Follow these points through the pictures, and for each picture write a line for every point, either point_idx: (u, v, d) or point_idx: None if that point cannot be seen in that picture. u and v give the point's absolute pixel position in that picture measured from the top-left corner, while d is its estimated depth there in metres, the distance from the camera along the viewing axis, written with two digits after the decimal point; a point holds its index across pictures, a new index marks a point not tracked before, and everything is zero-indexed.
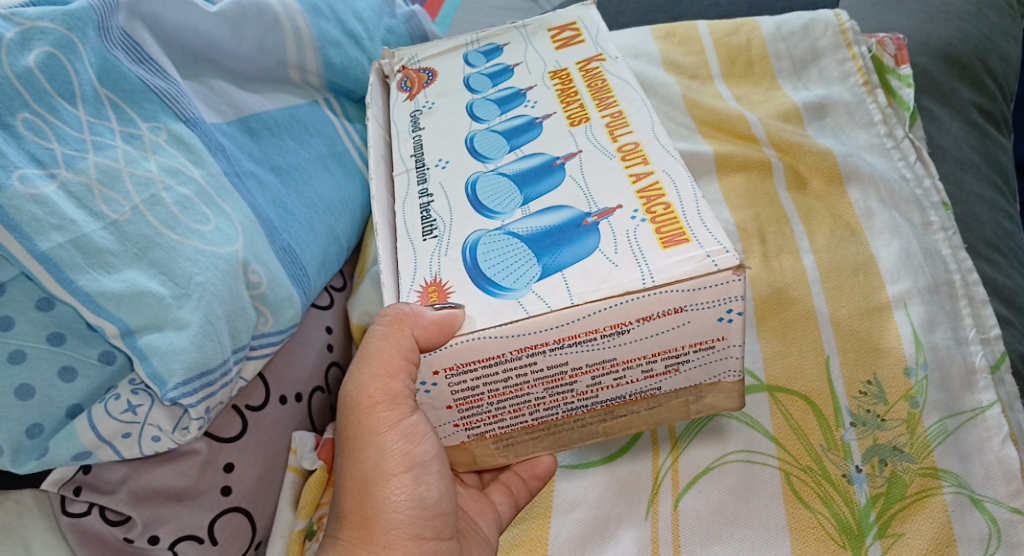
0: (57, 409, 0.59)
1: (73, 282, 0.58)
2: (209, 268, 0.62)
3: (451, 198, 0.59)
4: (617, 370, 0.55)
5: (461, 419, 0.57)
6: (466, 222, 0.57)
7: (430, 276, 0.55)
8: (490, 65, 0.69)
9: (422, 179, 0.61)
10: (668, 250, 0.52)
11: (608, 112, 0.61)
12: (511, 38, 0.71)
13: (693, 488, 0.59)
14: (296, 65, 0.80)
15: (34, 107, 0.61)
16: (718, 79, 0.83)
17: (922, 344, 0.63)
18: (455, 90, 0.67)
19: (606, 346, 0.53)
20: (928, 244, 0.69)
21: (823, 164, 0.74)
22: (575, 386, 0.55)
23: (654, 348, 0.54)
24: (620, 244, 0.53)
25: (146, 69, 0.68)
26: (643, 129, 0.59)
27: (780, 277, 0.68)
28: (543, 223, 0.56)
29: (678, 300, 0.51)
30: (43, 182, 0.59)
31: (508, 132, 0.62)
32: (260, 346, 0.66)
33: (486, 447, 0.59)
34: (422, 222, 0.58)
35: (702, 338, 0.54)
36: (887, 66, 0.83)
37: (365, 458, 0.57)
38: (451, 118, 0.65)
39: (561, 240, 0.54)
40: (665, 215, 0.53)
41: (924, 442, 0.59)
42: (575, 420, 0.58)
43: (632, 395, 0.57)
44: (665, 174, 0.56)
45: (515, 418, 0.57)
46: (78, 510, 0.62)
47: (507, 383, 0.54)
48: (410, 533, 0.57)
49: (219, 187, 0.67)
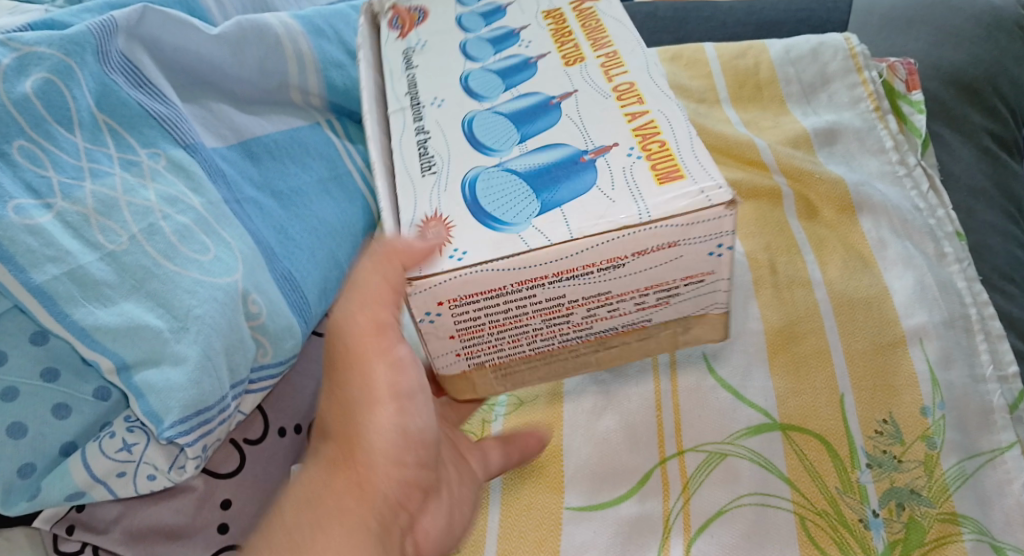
0: (50, 448, 0.57)
1: (68, 315, 0.57)
2: (208, 300, 0.60)
3: (449, 136, 0.57)
4: (612, 301, 0.55)
5: (464, 348, 0.56)
6: (465, 156, 0.56)
7: (431, 211, 0.53)
8: (492, 27, 0.66)
9: (417, 118, 0.60)
10: (665, 185, 0.51)
11: (594, 30, 0.63)
12: (513, 1, 0.68)
13: (704, 532, 0.57)
14: (297, 87, 0.78)
15: (30, 134, 0.60)
16: (726, 102, 0.81)
17: (938, 383, 0.61)
18: (448, 29, 0.67)
19: (604, 280, 0.53)
20: (942, 277, 0.67)
21: (836, 193, 0.73)
22: (572, 318, 0.56)
23: (649, 282, 0.54)
24: (615, 125, 0.56)
25: (145, 93, 0.67)
26: (637, 70, 0.59)
27: (792, 309, 0.66)
28: (537, 125, 0.57)
29: (673, 235, 0.51)
30: (38, 212, 0.58)
31: (501, 70, 0.61)
32: (258, 380, 0.65)
33: (487, 376, 0.59)
34: (420, 158, 0.56)
35: (694, 272, 0.54)
36: (899, 91, 0.81)
37: (348, 385, 0.56)
38: (444, 58, 0.64)
39: (556, 143, 0.55)
40: (660, 148, 0.53)
41: (942, 486, 0.58)
42: (570, 350, 0.59)
43: (627, 325, 0.58)
44: (656, 76, 0.59)
45: (516, 348, 0.57)
46: (71, 548, 0.60)
47: (508, 315, 0.54)
48: (392, 477, 0.55)
49: (219, 215, 0.65)
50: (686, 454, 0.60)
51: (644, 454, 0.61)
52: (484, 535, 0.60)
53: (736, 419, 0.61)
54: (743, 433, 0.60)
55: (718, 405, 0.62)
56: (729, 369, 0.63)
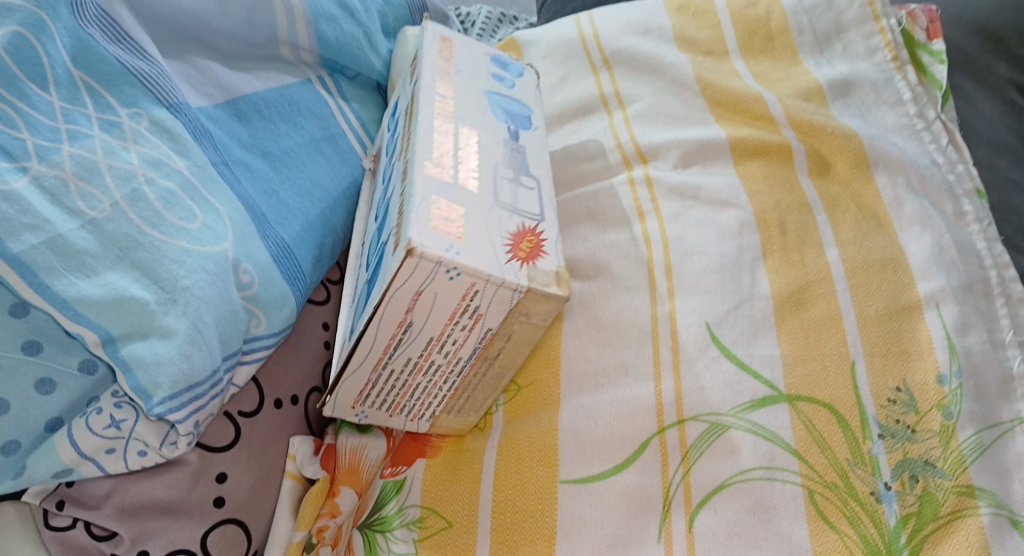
0: (36, 424, 0.56)
1: (49, 287, 0.54)
2: (197, 270, 0.58)
3: (368, 258, 0.63)
4: (447, 338, 0.57)
5: (402, 414, 0.63)
6: (368, 277, 0.61)
7: (343, 337, 0.61)
8: (394, 120, 0.71)
9: (363, 246, 0.66)
10: (393, 255, 0.53)
11: (414, 93, 0.64)
12: (401, 87, 0.72)
13: (707, 507, 0.55)
14: (287, 41, 0.75)
15: (2, 94, 0.56)
16: (734, 54, 0.77)
17: (955, 349, 0.58)
18: (386, 147, 0.70)
19: (416, 335, 0.56)
20: (962, 238, 0.64)
21: (849, 148, 0.68)
22: (437, 361, 0.59)
23: (445, 314, 0.55)
24: (401, 187, 0.58)
25: (125, 49, 0.63)
26: (426, 104, 0.62)
27: (801, 273, 0.62)
28: (390, 169, 0.66)
29: (409, 289, 0.53)
30: (14, 176, 0.55)
31: (388, 135, 0.71)
32: (252, 351, 0.63)
33: (447, 417, 0.63)
34: (355, 287, 0.64)
35: (460, 290, 0.53)
36: (919, 40, 0.77)
37: (274, 429, 0.66)
38: (380, 181, 0.69)
39: (381, 241, 0.60)
40: (401, 218, 0.55)
41: (958, 457, 0.55)
42: (475, 372, 0.60)
43: (482, 342, 0.58)
44: (432, 128, 0.60)
45: (439, 394, 0.61)
46: (62, 523, 0.59)
47: (394, 384, 0.60)
48: (285, 528, 0.65)
49: (206, 179, 0.62)
50: (686, 423, 0.58)
51: (643, 425, 0.58)
52: (477, 510, 0.60)
53: (739, 393, 0.58)
54: (746, 406, 0.57)
55: (717, 382, 0.58)
56: (732, 337, 0.60)
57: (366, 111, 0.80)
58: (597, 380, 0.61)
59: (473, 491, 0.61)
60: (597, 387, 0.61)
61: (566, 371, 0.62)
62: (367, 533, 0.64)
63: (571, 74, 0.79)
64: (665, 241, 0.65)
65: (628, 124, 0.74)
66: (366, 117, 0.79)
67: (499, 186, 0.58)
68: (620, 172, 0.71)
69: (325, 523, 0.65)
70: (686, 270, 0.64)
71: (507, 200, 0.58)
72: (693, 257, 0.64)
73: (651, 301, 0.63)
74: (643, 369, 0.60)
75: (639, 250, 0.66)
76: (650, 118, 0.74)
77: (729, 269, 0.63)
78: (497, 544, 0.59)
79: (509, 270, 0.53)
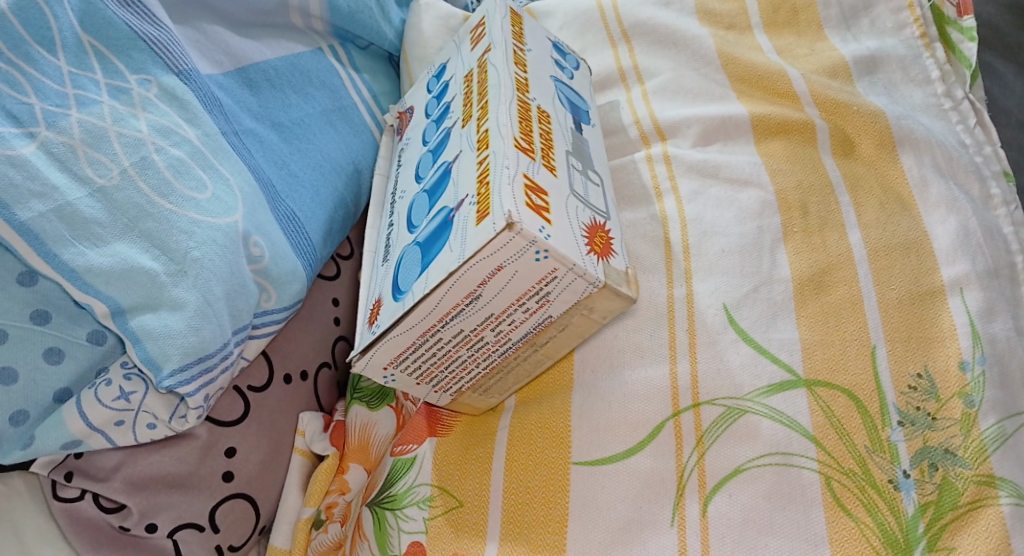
0: (44, 395, 0.55)
1: (58, 256, 0.54)
2: (207, 242, 0.57)
3: (403, 222, 0.61)
4: (505, 318, 0.55)
5: (433, 387, 0.61)
6: (404, 240, 0.59)
7: (376, 298, 0.58)
8: (439, 86, 0.69)
9: (389, 215, 0.64)
10: (479, 225, 0.51)
11: (484, 59, 0.63)
12: (449, 54, 0.71)
13: (721, 491, 0.54)
14: (298, 8, 0.73)
15: (9, 57, 0.55)
16: (758, 28, 0.75)
17: (979, 336, 0.57)
18: (422, 121, 0.69)
19: (476, 310, 0.54)
20: (988, 221, 0.62)
21: (875, 127, 0.66)
22: (486, 338, 0.57)
23: (513, 295, 0.53)
24: (476, 152, 0.56)
25: (133, 13, 0.61)
26: (502, 73, 0.60)
27: (822, 255, 0.61)
28: (438, 132, 0.64)
29: (493, 262, 0.50)
30: (21, 142, 0.54)
31: (431, 97, 0.69)
32: (262, 325, 0.62)
33: (470, 396, 0.62)
34: (383, 249, 0.61)
35: (540, 274, 0.52)
36: (948, 16, 0.73)
37: (285, 404, 0.65)
38: (414, 149, 0.67)
39: (437, 205, 0.57)
40: (486, 185, 0.52)
41: (979, 446, 0.54)
42: (516, 355, 0.59)
43: (536, 327, 0.57)
44: (513, 100, 0.57)
45: (472, 372, 0.59)
46: (70, 495, 0.58)
47: (436, 353, 0.57)
48: (277, 498, 0.65)
49: (216, 148, 0.61)
50: (702, 406, 0.57)
51: (658, 407, 0.57)
52: (488, 490, 0.60)
53: (757, 376, 0.57)
54: (763, 390, 0.56)
55: (737, 361, 0.57)
56: (750, 320, 0.59)
57: (377, 83, 0.79)
58: (611, 361, 0.60)
59: (485, 472, 0.60)
60: (612, 368, 0.60)
61: (581, 351, 0.61)
62: (376, 510, 0.63)
63: (589, 47, 0.78)
64: (684, 221, 0.64)
65: (646, 99, 0.72)
66: (377, 89, 0.78)
67: (571, 176, 0.57)
68: (638, 148, 0.70)
69: (335, 500, 0.66)
70: (705, 250, 0.62)
71: (580, 190, 0.57)
72: (712, 237, 0.63)
73: (667, 281, 0.62)
74: (659, 350, 0.59)
75: (656, 229, 0.64)
76: (670, 93, 0.72)
77: (748, 251, 0.61)
78: (508, 525, 0.58)
79: (588, 262, 0.53)
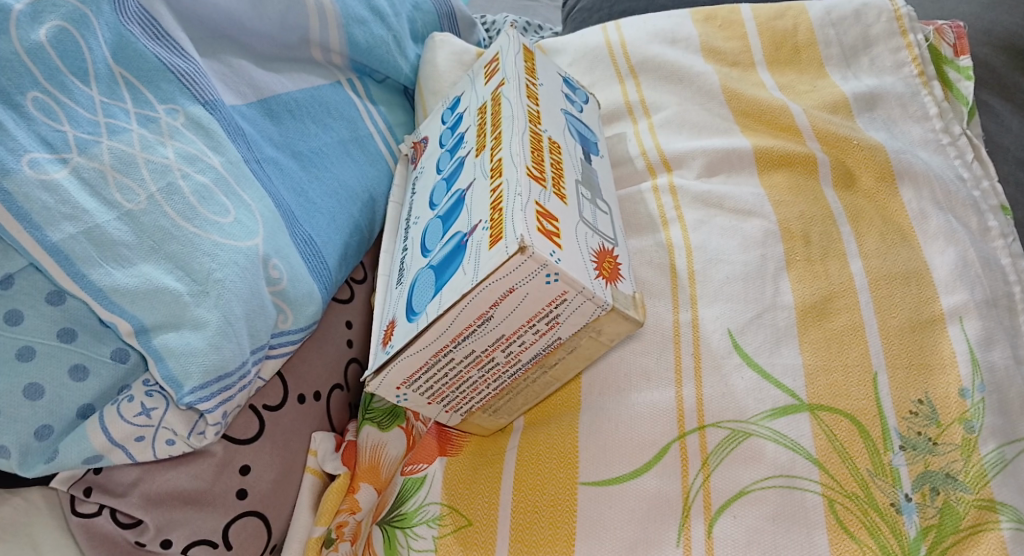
0: (68, 410, 0.57)
1: (85, 276, 0.55)
2: (229, 264, 0.59)
3: (416, 249, 0.62)
4: (516, 339, 0.57)
5: (446, 407, 0.62)
6: (416, 265, 0.61)
7: (390, 319, 0.60)
8: (455, 116, 0.72)
9: (405, 239, 0.66)
10: (492, 249, 0.52)
11: (497, 93, 0.66)
12: (463, 86, 0.74)
13: (726, 513, 0.55)
14: (319, 43, 0.76)
15: (44, 86, 0.57)
16: (761, 66, 0.78)
17: (979, 363, 0.58)
18: (436, 151, 0.71)
19: (487, 330, 0.56)
20: (986, 252, 0.63)
21: (874, 160, 0.68)
22: (497, 359, 0.58)
23: (525, 317, 0.55)
24: (488, 180, 0.58)
25: (163, 46, 0.64)
26: (515, 104, 0.62)
27: (825, 283, 0.63)
28: (454, 159, 0.66)
29: (505, 283, 0.52)
30: (53, 167, 0.56)
31: (446, 127, 0.72)
32: (279, 345, 0.63)
33: (480, 417, 0.64)
34: (398, 270, 0.63)
35: (551, 296, 0.54)
36: (945, 56, 0.76)
37: (297, 423, 0.67)
38: (427, 179, 0.69)
39: (450, 230, 0.59)
40: (499, 212, 0.54)
41: (979, 471, 0.55)
42: (525, 378, 0.61)
43: (546, 349, 0.58)
44: (525, 131, 0.60)
45: (482, 392, 0.61)
46: (88, 510, 0.60)
47: (448, 373, 0.59)
48: (287, 516, 0.66)
49: (239, 175, 0.63)
50: (707, 429, 0.58)
51: (663, 430, 0.59)
52: (496, 509, 0.61)
53: (760, 400, 0.58)
54: (767, 415, 0.57)
55: (742, 386, 0.59)
56: (755, 345, 0.60)
57: (393, 115, 0.82)
58: (618, 384, 0.61)
59: (494, 491, 0.62)
60: (619, 391, 0.61)
61: (588, 374, 0.63)
62: (387, 529, 0.64)
63: (598, 82, 0.80)
64: (689, 249, 0.66)
65: (653, 132, 0.75)
66: (392, 121, 0.81)
67: (582, 204, 0.59)
68: (645, 179, 0.72)
69: (345, 519, 0.67)
70: (710, 277, 0.64)
71: (590, 218, 0.59)
72: (716, 265, 0.64)
73: (673, 307, 0.63)
74: (664, 374, 0.60)
75: (663, 256, 0.66)
76: (675, 127, 0.75)
77: (753, 278, 0.63)
78: (515, 543, 0.59)
79: (598, 285, 0.54)
